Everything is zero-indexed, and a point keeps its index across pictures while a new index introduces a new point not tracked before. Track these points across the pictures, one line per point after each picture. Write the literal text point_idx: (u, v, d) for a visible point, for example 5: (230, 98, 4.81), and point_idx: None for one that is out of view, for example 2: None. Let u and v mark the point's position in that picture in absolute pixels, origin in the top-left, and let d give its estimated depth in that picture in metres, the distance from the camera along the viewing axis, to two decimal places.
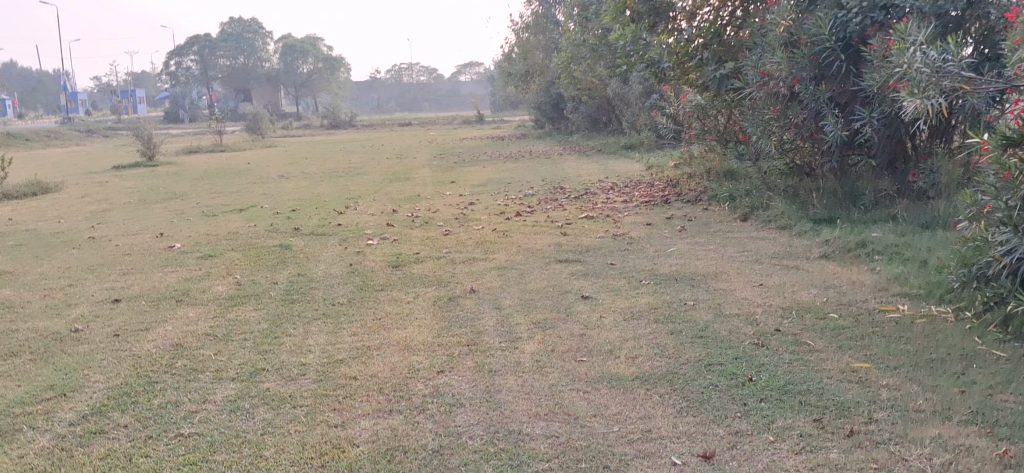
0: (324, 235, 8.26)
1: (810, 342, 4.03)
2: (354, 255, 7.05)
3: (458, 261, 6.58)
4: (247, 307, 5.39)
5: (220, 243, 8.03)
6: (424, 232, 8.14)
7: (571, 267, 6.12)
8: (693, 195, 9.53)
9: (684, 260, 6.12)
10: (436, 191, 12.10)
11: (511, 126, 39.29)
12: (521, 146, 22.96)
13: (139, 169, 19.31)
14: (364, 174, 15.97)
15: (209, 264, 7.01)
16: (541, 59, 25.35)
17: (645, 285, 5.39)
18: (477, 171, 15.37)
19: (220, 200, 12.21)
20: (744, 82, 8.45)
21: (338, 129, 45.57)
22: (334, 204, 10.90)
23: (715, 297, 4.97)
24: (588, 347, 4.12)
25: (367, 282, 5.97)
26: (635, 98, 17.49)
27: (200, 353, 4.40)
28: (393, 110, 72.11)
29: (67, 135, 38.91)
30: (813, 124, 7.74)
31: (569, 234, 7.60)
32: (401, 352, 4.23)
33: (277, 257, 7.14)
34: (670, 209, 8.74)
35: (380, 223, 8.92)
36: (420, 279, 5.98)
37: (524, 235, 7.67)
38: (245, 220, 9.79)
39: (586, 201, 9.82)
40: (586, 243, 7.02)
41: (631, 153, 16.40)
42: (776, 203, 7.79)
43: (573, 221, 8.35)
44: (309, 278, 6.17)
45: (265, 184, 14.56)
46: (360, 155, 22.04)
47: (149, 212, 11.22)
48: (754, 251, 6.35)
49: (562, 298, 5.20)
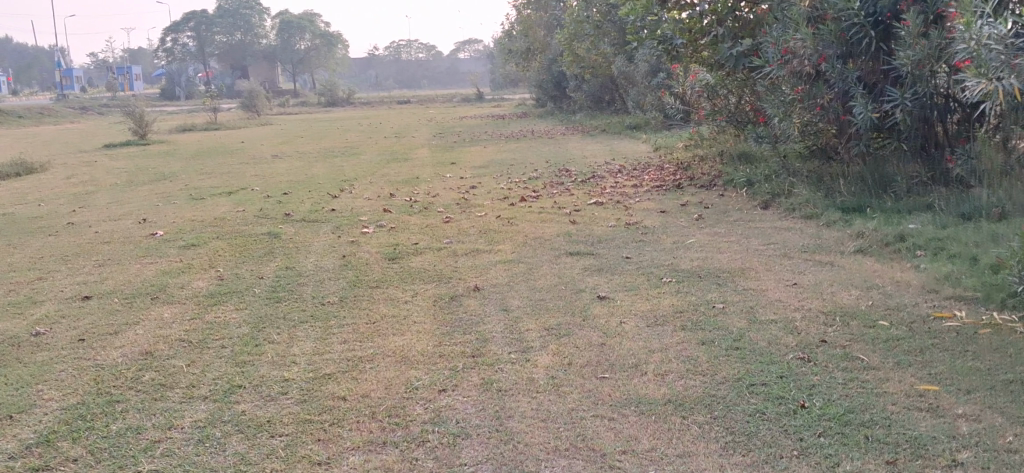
0: (317, 222, 7.76)
1: (862, 356, 3.54)
2: (348, 245, 6.55)
3: (459, 252, 6.09)
4: (227, 307, 4.90)
5: (204, 231, 7.53)
6: (422, 219, 7.63)
7: (583, 261, 5.62)
8: (707, 179, 9.03)
9: (707, 254, 5.63)
10: (436, 172, 11.58)
11: (511, 104, 38.64)
12: (522, 125, 22.42)
13: (130, 148, 18.78)
14: (360, 154, 15.44)
15: (190, 255, 6.50)
16: (543, 36, 24.75)
17: (666, 284, 4.90)
18: (478, 151, 14.84)
19: (210, 181, 11.70)
20: (765, 58, 7.91)
21: (335, 107, 44.94)
22: (328, 187, 10.39)
23: (745, 298, 4.48)
24: (610, 362, 3.63)
25: (360, 277, 5.47)
26: (641, 77, 16.95)
27: (170, 364, 3.90)
28: (391, 87, 71.33)
29: (60, 112, 38.33)
30: (841, 105, 7.21)
31: (578, 222, 7.10)
32: (397, 365, 3.73)
33: (264, 247, 6.65)
34: (684, 195, 8.23)
35: (377, 208, 8.42)
36: (419, 274, 5.48)
37: (530, 224, 7.17)
38: (234, 204, 9.28)
39: (594, 186, 9.30)
40: (597, 233, 6.53)
41: (636, 133, 15.87)
42: (799, 190, 7.29)
43: (582, 207, 7.85)
44: (297, 272, 5.67)
45: (259, 164, 14.04)
46: (357, 134, 21.50)
47: (134, 194, 10.71)
48: (781, 244, 5.86)
49: (575, 298, 4.71)
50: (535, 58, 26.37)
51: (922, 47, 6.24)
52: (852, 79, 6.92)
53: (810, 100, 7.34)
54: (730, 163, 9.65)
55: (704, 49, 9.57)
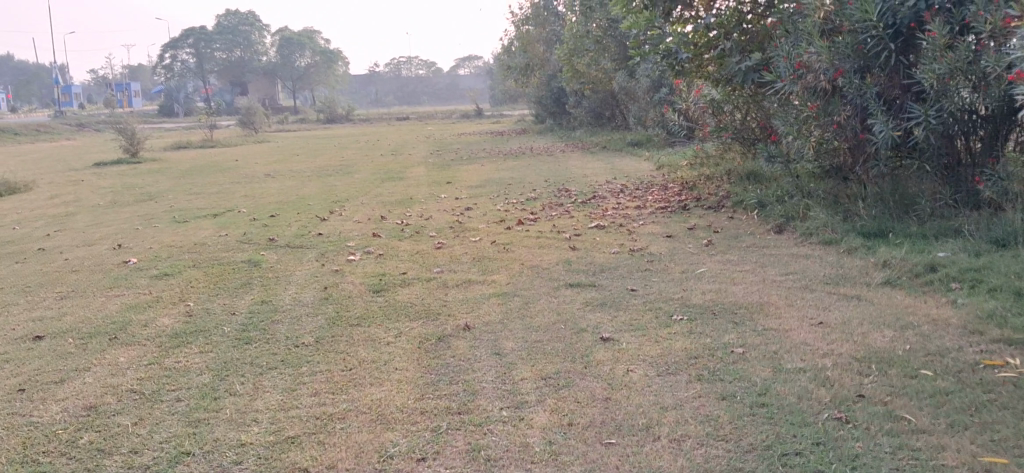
0: (301, 248, 7.28)
1: (909, 415, 3.05)
2: (331, 275, 6.08)
3: (450, 283, 5.61)
4: (190, 350, 4.42)
5: (181, 258, 7.06)
6: (413, 245, 7.16)
7: (584, 295, 5.15)
8: (715, 199, 8.56)
9: (721, 286, 5.15)
10: (431, 192, 11.12)
11: (511, 119, 38.29)
12: (521, 141, 21.99)
13: (120, 166, 18.33)
14: (355, 172, 14.99)
15: (161, 286, 6.03)
16: (542, 51, 24.37)
17: (677, 322, 4.42)
18: (475, 169, 14.39)
19: (196, 202, 11.25)
20: (777, 73, 7.46)
21: (334, 123, 44.57)
22: (317, 208, 9.92)
23: (768, 342, 4.00)
24: (617, 423, 3.15)
25: (340, 313, 5.00)
26: (643, 92, 16.52)
27: (113, 423, 3.42)
28: (391, 103, 71.00)
29: (56, 128, 37.95)
30: (859, 122, 6.75)
31: (579, 248, 6.63)
32: (371, 426, 3.25)
33: (241, 277, 6.18)
34: (692, 218, 7.76)
35: (366, 232, 7.97)
36: (404, 309, 5.00)
37: (528, 250, 6.70)
38: (216, 227, 8.83)
39: (597, 207, 8.83)
40: (599, 261, 6.06)
41: (638, 150, 15.42)
42: (816, 213, 6.81)
43: (584, 232, 7.38)
44: (273, 307, 5.19)
45: (249, 183, 13.58)
46: (353, 151, 21.09)
47: (115, 217, 10.24)
48: (800, 274, 5.38)
49: (576, 339, 4.23)
50: (535, 73, 25.98)
51: (948, 59, 5.78)
52: (871, 94, 6.46)
53: (826, 116, 6.87)
54: (739, 183, 9.18)
55: (710, 63, 9.11)
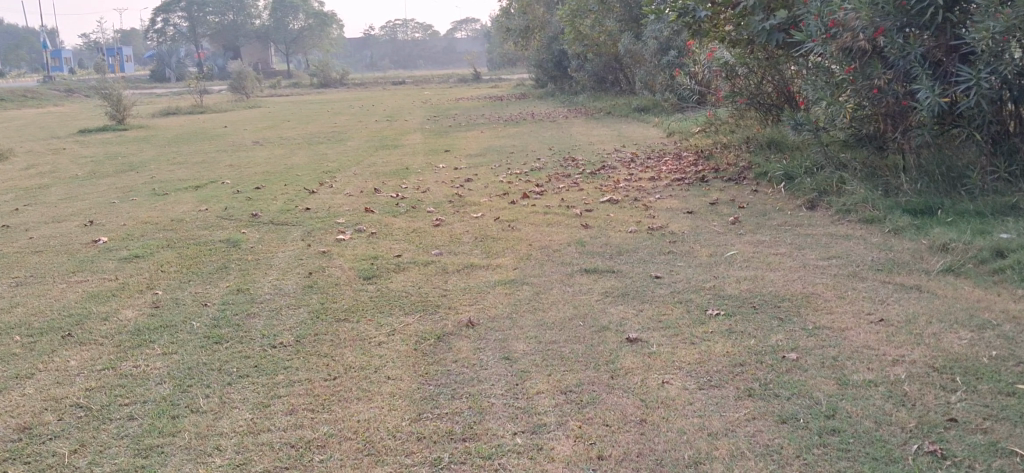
0: (287, 225, 6.69)
1: (1020, 450, 2.48)
2: (318, 257, 5.48)
3: (451, 268, 5.02)
4: (151, 352, 3.83)
5: (155, 237, 6.46)
6: (409, 222, 6.57)
7: (602, 283, 4.57)
8: (734, 171, 7.95)
9: (757, 274, 4.57)
10: (428, 162, 10.50)
11: (508, 84, 37.57)
12: (521, 106, 21.30)
13: (104, 133, 17.63)
14: (348, 139, 14.34)
15: (129, 270, 5.43)
16: (543, 13, 23.73)
17: (713, 319, 3.84)
18: (474, 137, 13.75)
19: (179, 173, 10.63)
20: (806, 32, 6.81)
21: (329, 87, 43.81)
22: (307, 180, 9.30)
23: (823, 346, 3.42)
24: (659, 456, 2.58)
25: (326, 304, 4.42)
26: (649, 55, 15.83)
27: (47, 451, 2.83)
28: (387, 68, 69.97)
29: (43, 93, 37.10)
30: (900, 87, 6.12)
31: (591, 227, 6.03)
32: (357, 458, 2.68)
33: (218, 260, 5.58)
34: (711, 192, 7.16)
35: (358, 206, 7.36)
36: (399, 301, 4.42)
37: (535, 228, 6.11)
38: (198, 201, 8.22)
39: (606, 179, 8.23)
40: (616, 242, 5.47)
41: (644, 117, 14.78)
42: (850, 187, 6.21)
43: (595, 207, 6.78)
44: (251, 297, 4.60)
45: (236, 152, 12.94)
46: (346, 117, 20.41)
47: (92, 188, 9.60)
48: (844, 259, 4.80)
49: (597, 340, 3.65)
50: (535, 36, 25.22)
51: (1006, 16, 5.13)
52: (916, 55, 5.84)
53: (863, 80, 6.26)
54: (758, 152, 8.58)
55: (729, 23, 8.47)
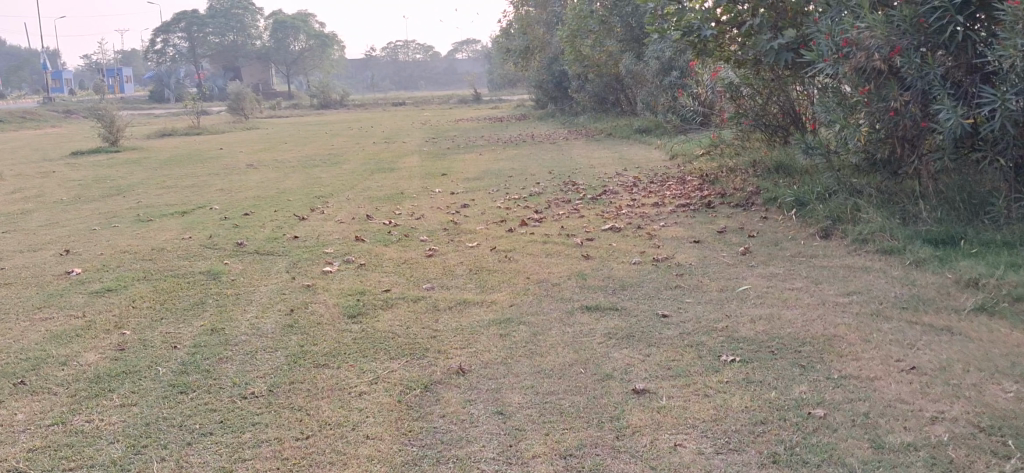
0: (273, 255, 6.35)
1: None
2: (301, 292, 5.14)
3: (442, 305, 4.67)
4: (108, 403, 3.48)
5: (132, 268, 6.12)
6: (401, 252, 6.23)
7: (605, 322, 4.22)
8: (742, 196, 7.61)
9: (773, 313, 4.22)
10: (424, 186, 10.17)
11: (509, 105, 37.34)
12: (521, 128, 21.00)
13: (97, 156, 17.34)
14: (343, 162, 14.02)
15: (100, 306, 5.09)
16: (543, 34, 23.53)
17: (727, 366, 3.49)
18: (472, 159, 13.44)
19: (167, 197, 10.30)
20: (818, 51, 6.47)
21: (328, 108, 43.63)
22: (297, 205, 8.97)
23: (853, 401, 3.07)
24: None
25: (305, 347, 4.06)
26: (651, 76, 15.53)
27: None
28: (387, 89, 69.84)
29: (42, 115, 36.87)
30: (919, 109, 5.76)
31: (593, 258, 5.69)
32: None
33: (195, 294, 5.23)
34: (718, 219, 6.82)
35: (348, 235, 7.02)
36: (384, 343, 4.07)
37: (533, 259, 5.77)
38: (183, 228, 7.88)
39: (608, 205, 7.89)
40: (619, 276, 5.12)
41: (646, 138, 14.47)
42: (867, 215, 5.87)
43: (596, 235, 6.44)
44: (224, 338, 4.25)
45: (228, 175, 12.62)
46: (344, 139, 20.11)
47: (75, 214, 9.28)
48: (866, 294, 4.45)
49: (600, 391, 3.30)
50: (535, 57, 24.98)
51: None
52: (935, 75, 5.50)
53: (879, 102, 5.91)
54: (766, 177, 8.24)
55: (736, 42, 8.16)
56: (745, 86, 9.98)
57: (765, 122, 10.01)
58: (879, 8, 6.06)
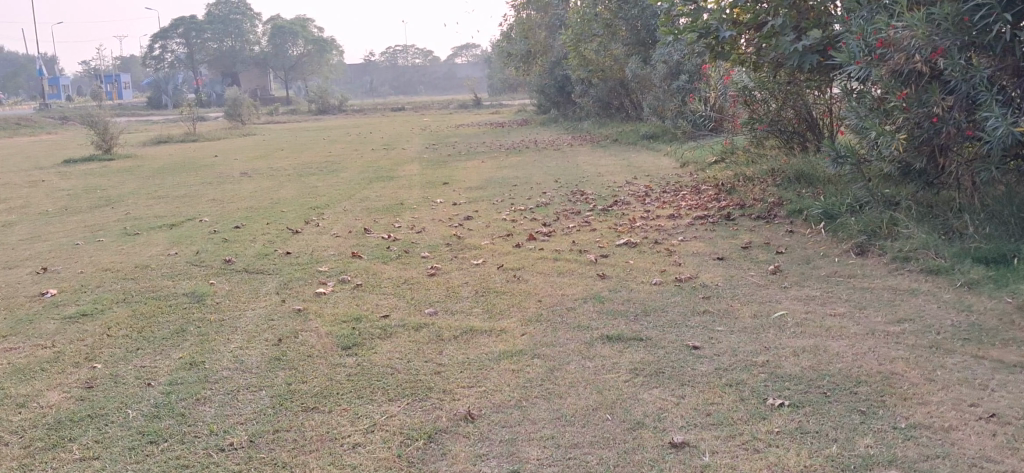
0: (263, 274, 5.90)
1: None
2: (292, 318, 4.70)
3: (446, 334, 4.23)
4: (65, 457, 3.01)
5: (111, 288, 5.67)
6: (401, 270, 5.79)
7: (629, 354, 3.77)
8: (763, 208, 7.18)
9: (816, 345, 3.79)
10: (424, 195, 9.74)
11: (510, 110, 36.95)
12: (523, 134, 20.58)
13: (90, 164, 16.91)
14: (341, 170, 13.59)
15: (71, 333, 4.63)
16: (546, 38, 23.18)
17: (776, 412, 3.04)
18: (474, 167, 13.01)
19: (157, 208, 9.85)
20: (850, 54, 6.04)
21: (327, 114, 43.23)
22: (291, 217, 8.53)
23: (929, 459, 2.63)
24: None
25: (294, 385, 3.62)
26: (657, 80, 15.08)
27: None
28: (387, 94, 69.36)
29: (39, 121, 36.45)
30: (963, 115, 5.33)
31: (609, 278, 5.25)
32: None
33: (176, 320, 4.78)
34: (741, 233, 6.38)
35: (344, 250, 6.58)
36: (384, 380, 3.62)
37: (545, 278, 5.33)
38: (170, 242, 7.44)
39: (620, 217, 7.46)
40: (640, 299, 4.68)
41: (654, 145, 14.06)
42: (906, 230, 5.43)
43: (611, 252, 5.99)
44: (204, 375, 3.79)
45: (222, 185, 12.18)
46: (343, 145, 19.67)
47: (59, 227, 8.83)
48: (919, 322, 4.01)
49: (633, 443, 2.86)
50: (537, 61, 24.53)
51: None
52: (982, 78, 5.08)
53: (918, 108, 5.47)
54: (786, 187, 7.81)
55: (755, 44, 7.72)
56: (760, 90, 9.54)
57: (781, 126, 9.65)
58: (917, 7, 5.63)
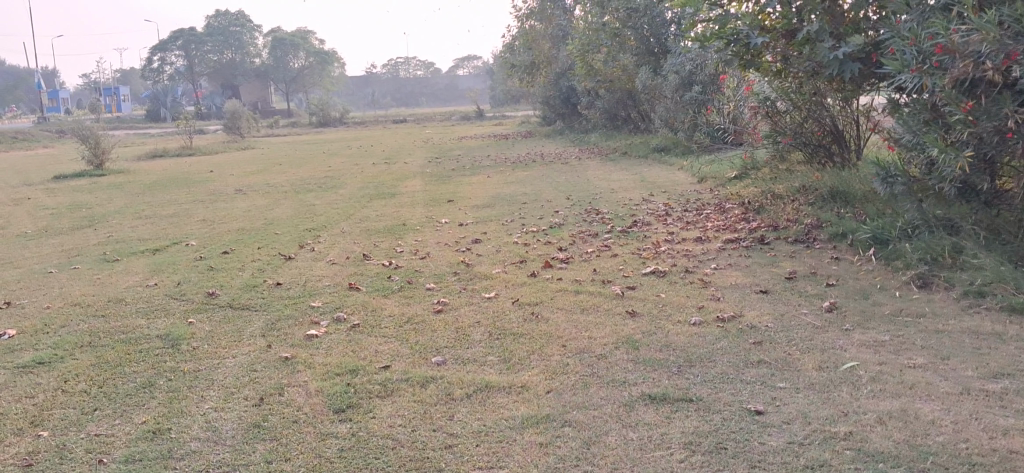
0: (249, 310, 5.27)
1: None
2: (279, 368, 4.06)
3: (458, 391, 3.59)
4: None
5: (77, 329, 5.03)
6: (403, 306, 5.16)
7: (681, 421, 3.14)
8: (799, 230, 6.54)
9: (903, 407, 3.15)
10: (427, 215, 9.11)
11: (512, 121, 36.37)
12: (527, 146, 19.96)
13: (80, 180, 16.30)
14: (340, 186, 12.95)
15: (22, 386, 4.00)
16: (549, 48, 22.63)
17: None
18: (479, 182, 12.39)
19: (142, 230, 9.22)
20: (903, 60, 5.40)
21: (328, 126, 42.73)
22: (285, 240, 7.90)
23: None
24: None
25: (277, 463, 2.98)
26: (669, 91, 14.46)
27: None
28: (387, 105, 68.77)
29: (34, 134, 35.92)
30: None
31: (640, 317, 4.62)
32: None
33: (144, 370, 4.14)
34: (780, 261, 5.75)
35: (340, 281, 5.96)
36: (385, 457, 2.99)
37: (568, 317, 4.69)
38: (150, 270, 6.81)
39: (642, 240, 6.83)
40: (680, 346, 4.05)
41: (666, 158, 13.43)
42: (975, 260, 4.80)
43: (638, 283, 5.36)
44: (168, 449, 3.15)
45: (213, 203, 11.56)
46: (342, 159, 19.06)
47: (34, 251, 8.21)
48: (1020, 377, 3.38)
49: None
50: (541, 71, 23.90)
51: None
52: None
53: (986, 121, 4.82)
54: (822, 206, 7.18)
55: (786, 51, 7.08)
56: (784, 100, 8.88)
57: (805, 140, 9.03)
58: (982, 7, 4.99)
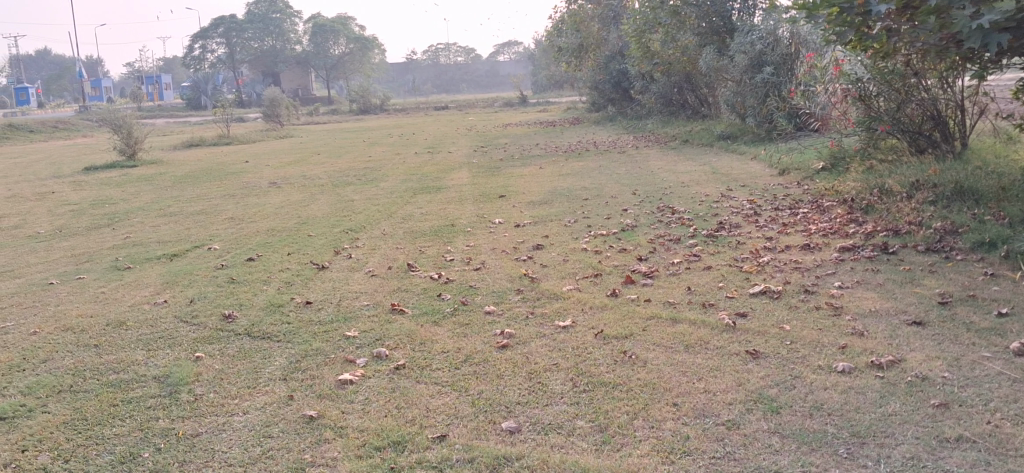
0: (268, 341, 4.29)
1: None
2: (301, 435, 3.07)
3: None
4: None
5: (60, 366, 4.10)
6: (456, 337, 4.15)
7: None
8: (929, 235, 5.43)
9: None
10: (478, 213, 8.10)
11: (558, 108, 35.19)
12: (577, 134, 18.89)
13: (110, 173, 15.57)
14: (381, 179, 12.00)
15: None
16: (597, 30, 21.59)
17: None
18: (531, 174, 11.38)
19: (163, 230, 8.32)
20: None
21: (368, 114, 41.94)
22: (319, 244, 6.94)
23: None
24: None
25: None
26: (736, 73, 13.30)
27: None
28: (429, 92, 67.84)
29: (76, 124, 35.50)
30: None
31: (763, 361, 3.56)
32: None
33: (128, 435, 3.17)
34: (921, 277, 4.66)
35: (380, 300, 4.96)
36: None
37: (671, 358, 3.65)
38: (163, 283, 5.88)
39: (737, 247, 5.75)
40: (836, 409, 3.00)
41: (736, 146, 12.28)
42: None
43: (749, 309, 4.29)
44: None
45: (244, 198, 10.65)
46: (384, 148, 18.12)
47: (42, 256, 7.32)
48: None
49: None
50: (589, 55, 22.74)
51: None
52: None
53: None
54: (949, 204, 6.05)
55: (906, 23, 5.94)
56: (882, 82, 7.69)
57: (903, 126, 7.79)
58: None
